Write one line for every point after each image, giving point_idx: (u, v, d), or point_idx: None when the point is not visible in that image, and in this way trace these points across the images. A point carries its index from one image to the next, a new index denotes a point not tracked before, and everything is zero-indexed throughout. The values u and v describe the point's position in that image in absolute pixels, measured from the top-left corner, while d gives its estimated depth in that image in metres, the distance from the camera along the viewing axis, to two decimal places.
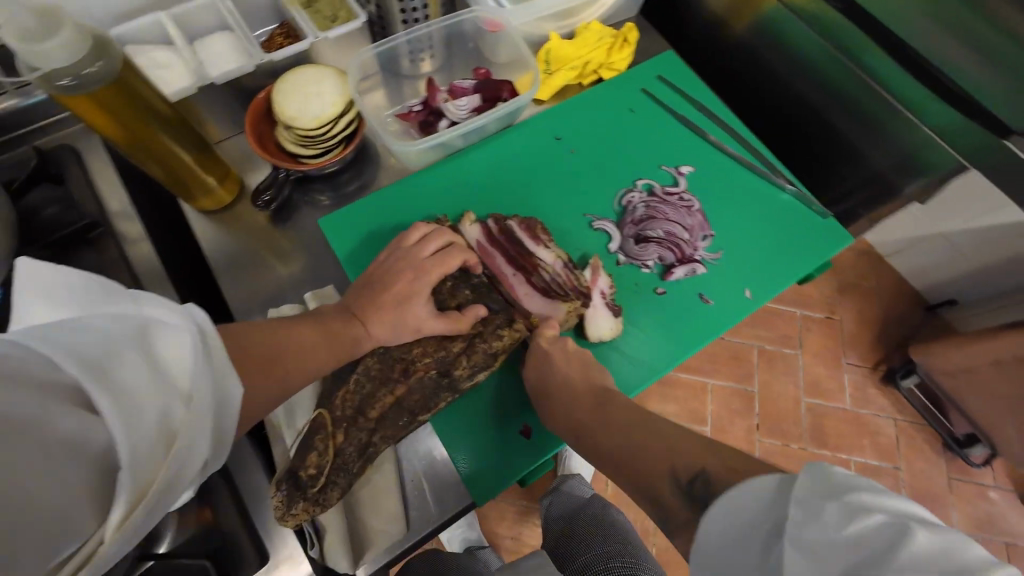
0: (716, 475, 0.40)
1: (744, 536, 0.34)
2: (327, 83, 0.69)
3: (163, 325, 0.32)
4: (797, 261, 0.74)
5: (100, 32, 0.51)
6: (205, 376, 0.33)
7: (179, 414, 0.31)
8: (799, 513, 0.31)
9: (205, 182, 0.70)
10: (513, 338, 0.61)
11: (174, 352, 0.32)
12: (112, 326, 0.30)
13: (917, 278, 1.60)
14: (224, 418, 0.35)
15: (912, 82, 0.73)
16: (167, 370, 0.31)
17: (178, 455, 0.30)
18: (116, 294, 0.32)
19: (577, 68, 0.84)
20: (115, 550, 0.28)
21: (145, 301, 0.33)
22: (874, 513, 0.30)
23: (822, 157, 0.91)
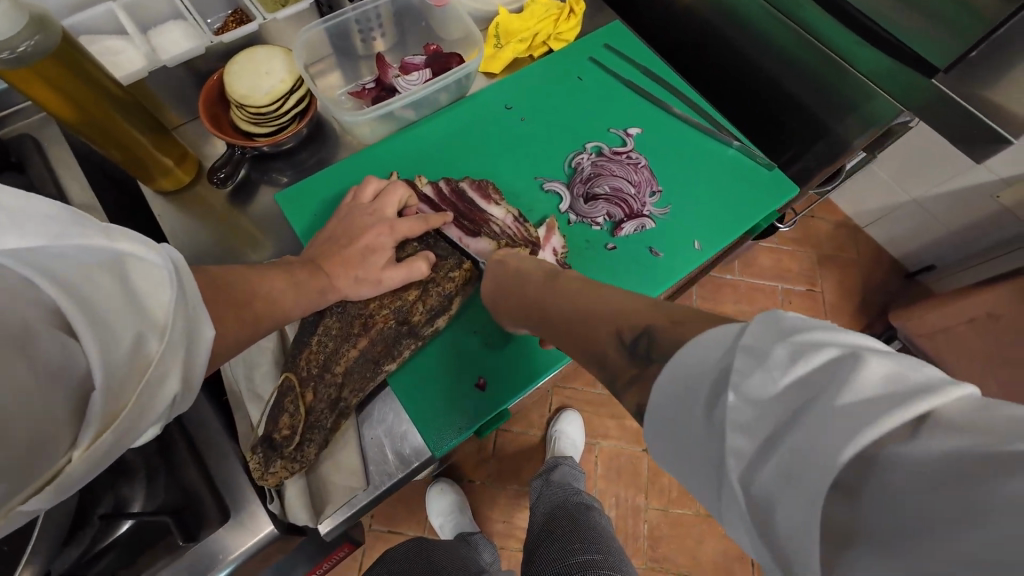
0: (660, 329, 0.34)
1: (689, 391, 0.29)
2: (275, 61, 0.71)
3: (142, 261, 0.32)
4: (744, 213, 0.76)
5: (39, 10, 0.53)
6: (180, 313, 0.32)
7: (153, 345, 0.30)
8: (748, 359, 0.26)
9: (163, 162, 0.71)
10: (462, 289, 0.64)
11: (153, 284, 0.32)
12: (86, 255, 0.30)
13: (895, 247, 1.62)
14: (196, 360, 0.34)
15: (848, 34, 0.76)
16: (144, 303, 0.31)
17: (148, 384, 0.30)
18: (86, 225, 0.31)
19: (526, 40, 0.86)
20: (81, 474, 0.27)
21: (121, 236, 0.32)
22: (824, 349, 0.25)
23: (775, 117, 0.94)
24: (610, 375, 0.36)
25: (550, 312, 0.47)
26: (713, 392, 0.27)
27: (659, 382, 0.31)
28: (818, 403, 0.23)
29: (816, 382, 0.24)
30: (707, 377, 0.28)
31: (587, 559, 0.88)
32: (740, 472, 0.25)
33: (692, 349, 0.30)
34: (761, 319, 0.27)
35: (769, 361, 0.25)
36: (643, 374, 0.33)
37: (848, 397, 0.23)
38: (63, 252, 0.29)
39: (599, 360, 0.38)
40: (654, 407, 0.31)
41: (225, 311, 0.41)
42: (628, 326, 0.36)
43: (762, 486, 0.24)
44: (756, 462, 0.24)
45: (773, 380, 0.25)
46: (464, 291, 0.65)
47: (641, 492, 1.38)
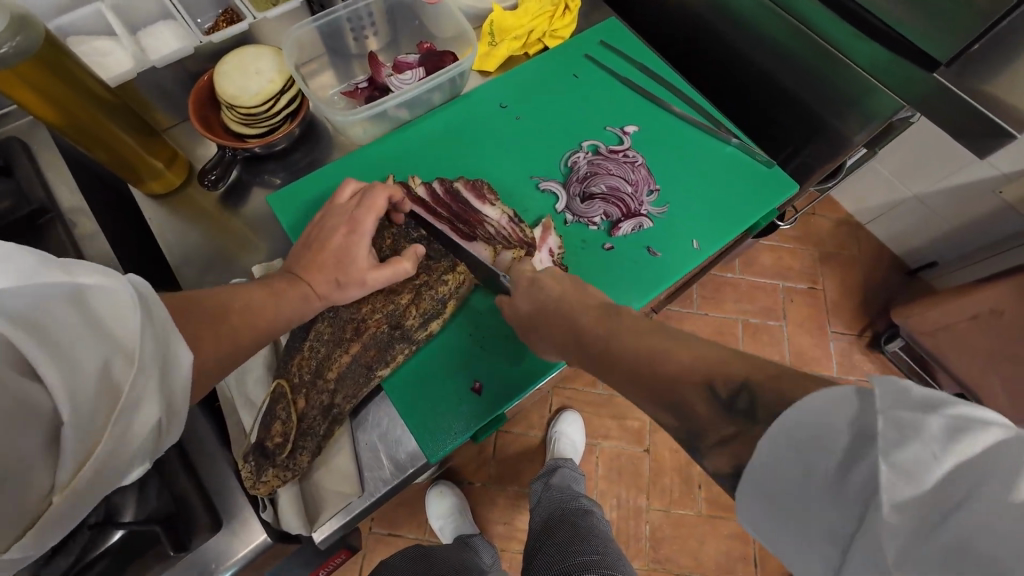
0: (758, 385, 0.34)
1: (815, 455, 0.28)
2: (264, 61, 0.70)
3: (101, 297, 0.31)
4: (744, 211, 0.75)
5: (19, 10, 0.51)
6: (151, 339, 0.32)
7: (122, 374, 0.30)
8: (899, 433, 0.26)
9: (153, 165, 0.71)
10: (455, 295, 0.63)
11: (117, 317, 0.31)
12: (44, 295, 0.29)
13: (896, 244, 1.61)
14: (177, 385, 0.34)
15: (846, 27, 0.74)
16: (108, 332, 0.31)
17: (123, 418, 0.30)
18: (45, 258, 0.31)
19: (520, 37, 0.84)
20: (66, 509, 0.28)
21: (81, 268, 0.31)
22: (978, 429, 0.25)
23: (773, 114, 0.93)
24: (692, 430, 0.37)
25: (602, 354, 0.47)
26: (850, 460, 0.27)
27: (767, 433, 0.31)
28: (988, 489, 0.24)
29: (979, 466, 0.24)
30: (839, 445, 0.27)
31: (586, 561, 0.87)
32: (893, 550, 0.25)
33: (810, 409, 0.29)
34: (892, 388, 0.27)
35: (925, 438, 0.25)
36: (740, 433, 0.33)
37: (1020, 488, 0.23)
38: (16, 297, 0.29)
39: (680, 411, 0.38)
40: (762, 461, 0.31)
41: (196, 328, 0.41)
42: (721, 378, 0.36)
43: (919, 571, 0.24)
44: (911, 543, 0.24)
45: (935, 459, 0.25)
46: (459, 295, 0.64)
47: (643, 493, 1.37)
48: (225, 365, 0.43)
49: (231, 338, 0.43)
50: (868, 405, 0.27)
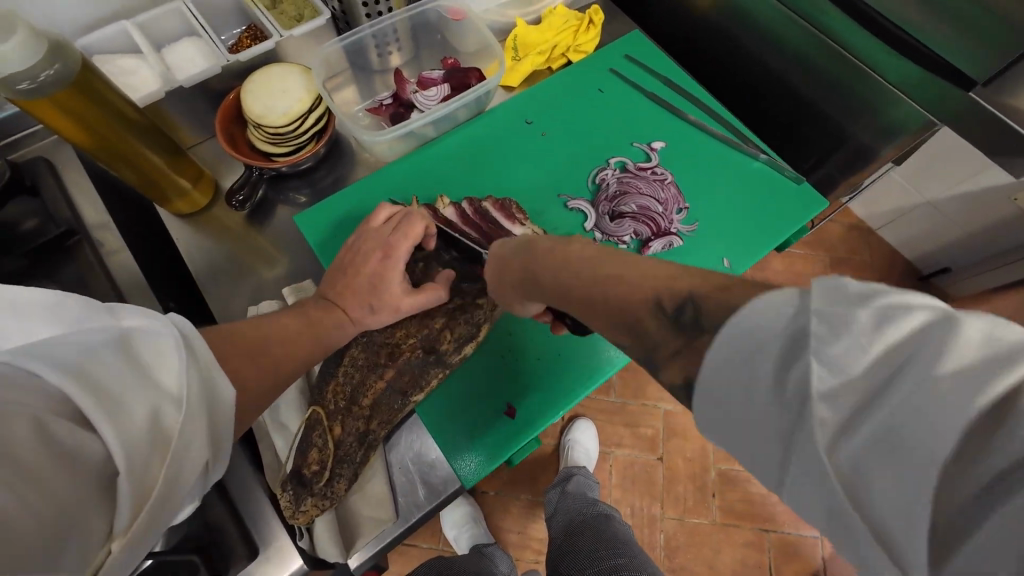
0: (705, 294, 0.28)
1: (746, 360, 0.24)
2: (292, 80, 0.70)
3: (143, 339, 0.29)
4: (775, 228, 0.75)
5: (55, 36, 0.51)
6: (196, 377, 0.30)
7: (170, 416, 0.28)
8: (826, 327, 0.22)
9: (178, 183, 0.70)
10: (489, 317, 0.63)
11: (161, 358, 0.29)
12: (88, 341, 0.27)
13: (908, 250, 1.60)
14: (221, 421, 0.32)
15: (877, 44, 0.74)
16: (153, 373, 0.29)
17: (177, 458, 0.28)
18: (90, 305, 0.29)
19: (545, 52, 0.84)
20: (124, 562, 0.26)
21: (123, 311, 0.30)
22: (911, 313, 0.21)
23: (794, 125, 0.92)
24: (647, 350, 0.31)
25: (558, 278, 0.41)
26: (783, 361, 0.23)
27: (707, 348, 0.26)
28: (919, 375, 0.20)
29: (909, 352, 0.21)
30: (769, 346, 0.23)
31: (616, 563, 0.87)
32: (828, 451, 0.21)
33: (748, 313, 0.25)
34: (825, 285, 0.23)
35: (856, 329, 0.21)
36: (686, 347, 0.28)
37: (948, 369, 0.20)
38: (59, 342, 0.27)
39: (632, 331, 0.32)
40: (704, 376, 0.26)
41: (238, 359, 0.39)
42: (667, 292, 0.30)
43: (853, 467, 0.21)
44: (842, 435, 0.21)
45: (864, 350, 0.21)
46: (492, 318, 0.64)
47: (656, 501, 1.36)
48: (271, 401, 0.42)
49: (274, 371, 0.42)
50: (801, 304, 0.23)
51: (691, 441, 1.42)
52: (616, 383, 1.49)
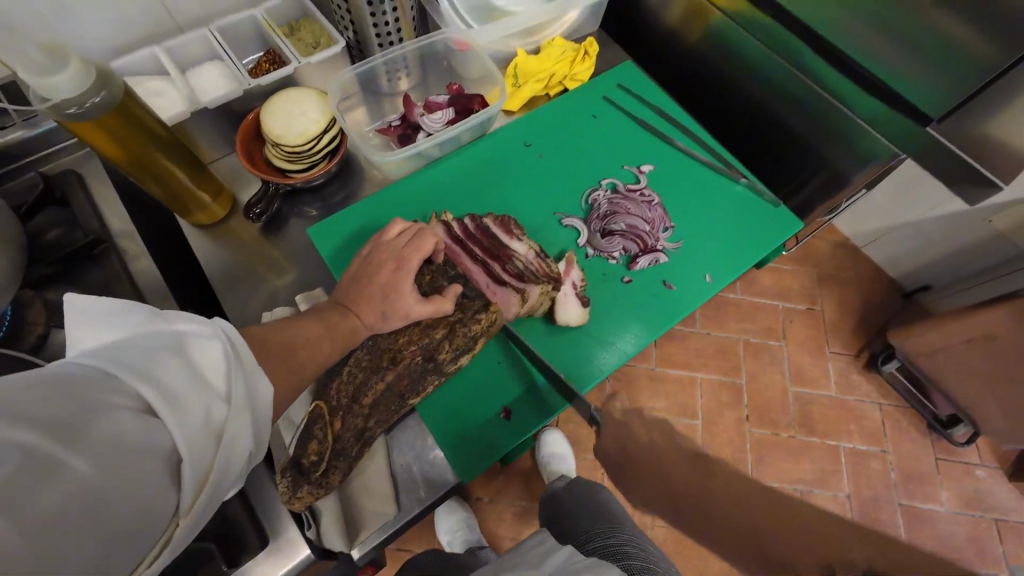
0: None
1: None
2: (309, 103, 0.75)
3: (196, 344, 0.33)
4: (754, 246, 0.80)
5: (103, 65, 0.56)
6: (239, 376, 0.35)
7: (221, 411, 0.32)
8: None
9: (200, 198, 0.75)
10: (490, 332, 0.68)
11: (210, 359, 0.34)
12: (151, 347, 0.32)
13: (891, 267, 1.67)
14: (260, 415, 0.37)
15: (845, 81, 0.81)
16: (205, 374, 0.33)
17: (226, 450, 0.32)
18: (150, 314, 0.34)
19: (543, 80, 0.91)
20: (187, 533, 0.30)
21: (177, 319, 0.34)
22: None
23: (774, 151, 0.99)
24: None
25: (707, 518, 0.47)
26: None
27: None
28: None
29: None
30: None
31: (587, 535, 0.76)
32: None
33: None
34: None
35: None
36: None
37: None
38: (127, 347, 0.31)
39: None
40: None
41: (267, 361, 0.45)
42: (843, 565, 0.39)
43: None
44: None
45: None
46: (490, 331, 0.68)
47: None
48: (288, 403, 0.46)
49: (296, 373, 0.47)
50: None
51: None
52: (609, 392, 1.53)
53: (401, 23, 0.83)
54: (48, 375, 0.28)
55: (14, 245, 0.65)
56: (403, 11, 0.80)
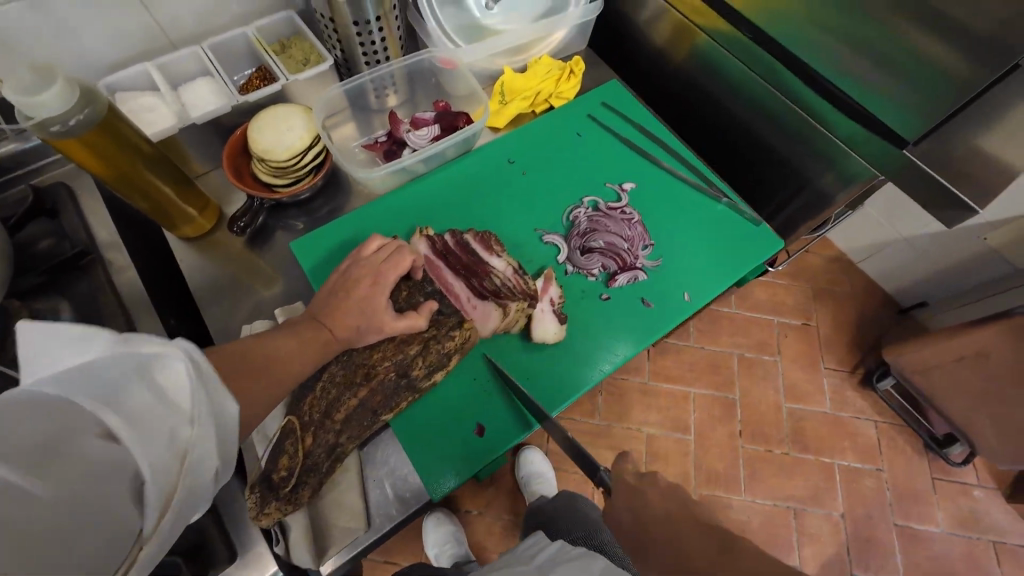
0: None
1: None
2: (295, 120, 0.77)
3: (158, 369, 0.33)
4: (734, 265, 0.81)
5: (87, 84, 0.57)
6: (205, 397, 0.34)
7: (185, 434, 0.32)
8: None
9: (186, 212, 0.76)
10: (462, 349, 0.68)
11: (174, 381, 0.33)
12: (112, 374, 0.31)
13: (886, 282, 1.67)
14: (230, 433, 0.36)
15: (825, 103, 0.81)
16: (168, 398, 0.32)
17: (195, 471, 0.33)
18: (111, 335, 0.33)
19: (529, 97, 0.92)
20: (153, 553, 0.30)
21: (140, 340, 0.33)
22: None
23: (758, 171, 1.01)
24: None
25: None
26: None
27: None
28: None
29: None
30: None
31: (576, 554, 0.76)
32: None
33: None
34: None
35: None
36: None
37: None
38: (90, 377, 0.31)
39: None
40: None
41: (237, 376, 0.45)
42: None
43: None
44: None
45: None
46: (464, 348, 0.69)
47: None
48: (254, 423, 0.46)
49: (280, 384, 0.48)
50: None
51: (673, 465, 1.45)
52: (601, 404, 1.53)
53: (387, 42, 0.84)
54: (2, 416, 0.28)
55: (0, 256, 0.66)
56: (388, 30, 0.82)
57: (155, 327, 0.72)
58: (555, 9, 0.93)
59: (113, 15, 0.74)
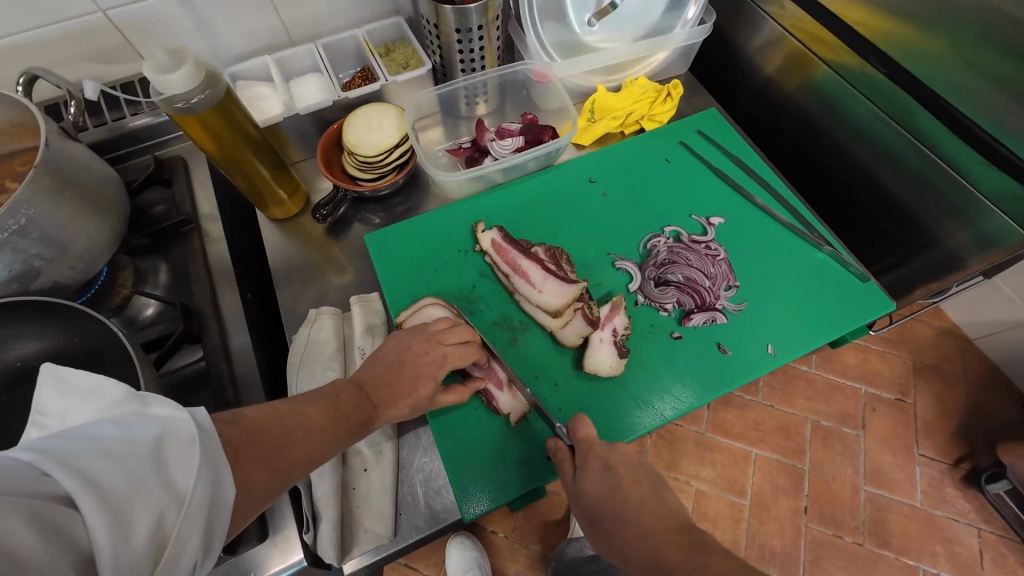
0: None
1: None
2: (388, 118, 0.79)
3: (172, 416, 0.37)
4: (833, 323, 0.71)
5: (211, 68, 0.63)
6: (203, 470, 0.36)
7: (169, 521, 0.33)
8: None
9: (277, 194, 0.81)
10: (511, 376, 0.66)
11: (174, 460, 0.35)
12: (116, 435, 0.34)
13: (1011, 367, 1.43)
14: (219, 512, 0.37)
15: (969, 151, 0.71)
16: (164, 476, 0.34)
17: (208, 504, 0.36)
18: (130, 401, 0.37)
19: (619, 118, 0.89)
20: None
21: (153, 404, 0.37)
22: None
23: (872, 223, 0.90)
24: None
25: None
26: None
27: None
28: None
29: None
30: None
31: None
32: None
33: None
34: None
35: None
36: None
37: None
38: (111, 422, 0.35)
39: None
40: None
41: None
42: None
43: None
44: None
45: None
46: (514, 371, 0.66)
47: None
48: (288, 415, 0.47)
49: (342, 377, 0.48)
50: None
51: (722, 530, 1.31)
52: (649, 447, 1.43)
53: (485, 52, 0.85)
54: (47, 450, 0.31)
55: (118, 215, 0.74)
56: (488, 39, 0.82)
57: (233, 297, 0.76)
58: (660, 30, 0.90)
59: (247, 11, 0.81)
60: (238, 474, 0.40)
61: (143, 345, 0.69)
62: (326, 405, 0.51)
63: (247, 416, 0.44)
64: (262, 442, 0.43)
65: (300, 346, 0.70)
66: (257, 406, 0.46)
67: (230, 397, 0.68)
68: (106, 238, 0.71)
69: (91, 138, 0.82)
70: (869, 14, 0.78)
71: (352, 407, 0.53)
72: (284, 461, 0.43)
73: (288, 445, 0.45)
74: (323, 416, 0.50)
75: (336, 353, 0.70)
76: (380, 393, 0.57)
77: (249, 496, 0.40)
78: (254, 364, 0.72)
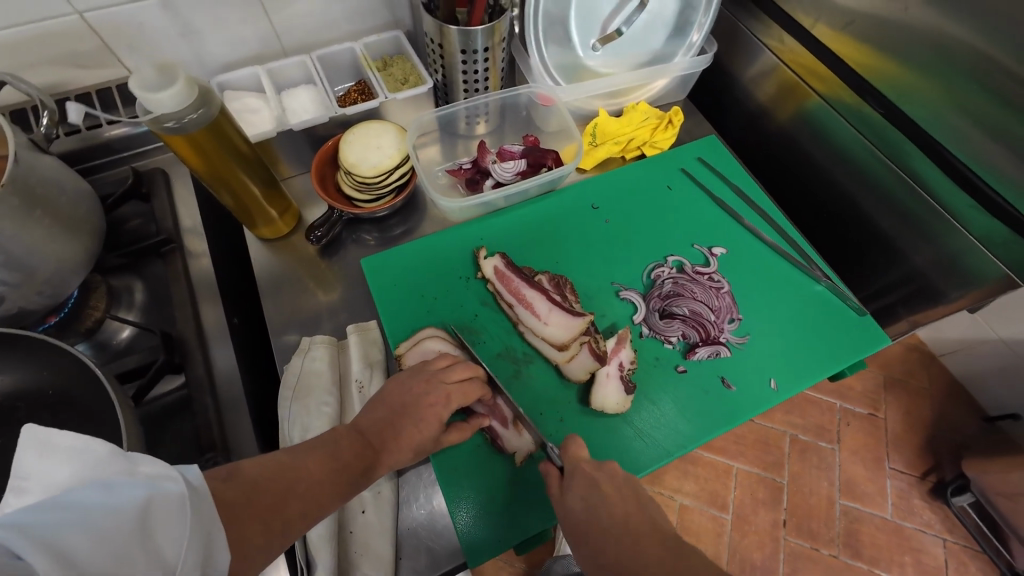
0: None
1: None
2: (387, 137, 0.76)
3: (163, 477, 0.33)
4: (828, 356, 0.73)
5: (205, 84, 0.59)
6: (194, 540, 0.32)
7: None
8: None
9: (268, 213, 0.77)
10: (515, 412, 0.64)
11: (164, 528, 0.31)
12: (96, 504, 0.30)
13: (972, 383, 1.50)
14: None
15: (963, 196, 0.73)
16: (152, 548, 0.30)
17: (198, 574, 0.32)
18: (114, 460, 0.33)
19: (621, 143, 0.88)
20: None
21: (141, 463, 0.33)
22: None
23: (859, 251, 0.93)
24: None
25: None
26: None
27: None
28: None
29: None
30: None
31: None
32: None
33: None
34: None
35: None
36: None
37: None
38: (93, 486, 0.31)
39: None
40: None
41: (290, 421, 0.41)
42: None
43: None
44: None
45: None
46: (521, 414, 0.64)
47: None
48: (289, 470, 0.44)
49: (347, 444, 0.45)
50: None
51: (705, 544, 1.33)
52: None
53: (489, 73, 0.83)
54: (19, 525, 0.27)
55: (91, 232, 0.68)
56: (493, 61, 0.80)
57: (217, 320, 0.72)
58: (662, 56, 0.90)
59: (237, 18, 0.77)
60: (233, 537, 0.36)
61: (119, 377, 0.63)
62: (328, 456, 0.48)
63: (245, 470, 0.41)
64: (261, 501, 0.39)
65: (293, 377, 0.67)
66: (255, 457, 0.42)
67: (215, 435, 0.63)
68: (77, 259, 0.66)
69: (61, 146, 0.76)
70: (865, 53, 0.80)
71: (355, 456, 0.50)
72: (283, 521, 0.40)
73: (288, 500, 0.41)
74: (325, 468, 0.46)
75: (331, 387, 0.66)
76: (383, 436, 0.54)
77: (246, 561, 0.36)
78: (239, 390, 0.68)
